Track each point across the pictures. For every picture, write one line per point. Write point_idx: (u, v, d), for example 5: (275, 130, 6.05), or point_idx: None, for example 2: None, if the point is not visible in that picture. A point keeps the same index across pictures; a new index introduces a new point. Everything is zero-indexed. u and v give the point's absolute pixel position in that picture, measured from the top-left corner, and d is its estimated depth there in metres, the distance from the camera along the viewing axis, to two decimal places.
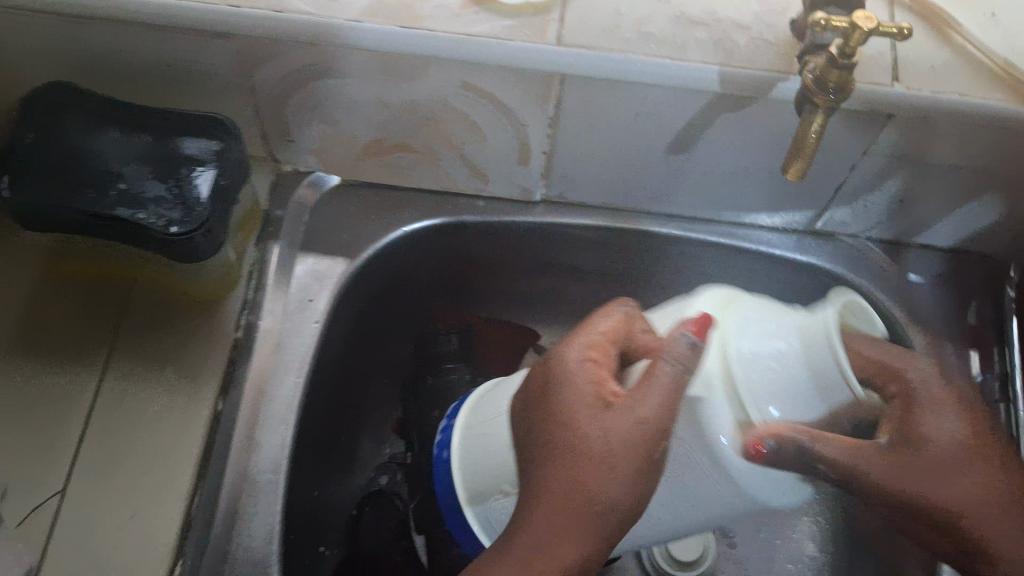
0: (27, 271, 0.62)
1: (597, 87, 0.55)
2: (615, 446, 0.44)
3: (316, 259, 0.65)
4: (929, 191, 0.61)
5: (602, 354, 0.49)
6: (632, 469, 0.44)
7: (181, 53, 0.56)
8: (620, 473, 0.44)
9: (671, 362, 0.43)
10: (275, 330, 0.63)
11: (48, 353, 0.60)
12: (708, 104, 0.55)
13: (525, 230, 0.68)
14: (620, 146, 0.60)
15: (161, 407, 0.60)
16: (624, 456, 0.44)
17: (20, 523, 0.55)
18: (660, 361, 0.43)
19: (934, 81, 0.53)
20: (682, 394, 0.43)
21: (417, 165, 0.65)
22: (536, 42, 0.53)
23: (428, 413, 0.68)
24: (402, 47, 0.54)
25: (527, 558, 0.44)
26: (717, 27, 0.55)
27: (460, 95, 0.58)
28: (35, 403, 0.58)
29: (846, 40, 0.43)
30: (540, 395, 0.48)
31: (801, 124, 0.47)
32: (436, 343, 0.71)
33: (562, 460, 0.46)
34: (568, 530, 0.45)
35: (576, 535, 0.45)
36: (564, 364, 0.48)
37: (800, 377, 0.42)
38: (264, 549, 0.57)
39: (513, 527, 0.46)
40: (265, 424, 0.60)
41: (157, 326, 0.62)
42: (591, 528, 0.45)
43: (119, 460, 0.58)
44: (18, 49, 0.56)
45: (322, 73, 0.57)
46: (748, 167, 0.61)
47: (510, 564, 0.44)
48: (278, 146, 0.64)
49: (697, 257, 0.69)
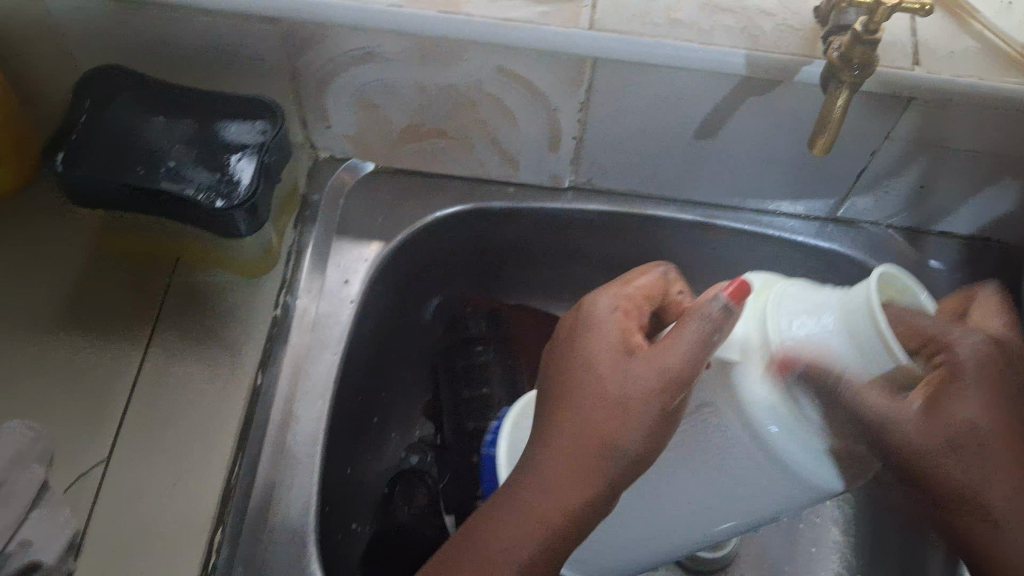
0: (78, 249, 0.65)
1: (628, 70, 0.57)
2: (633, 391, 0.45)
3: (351, 244, 0.68)
4: (948, 177, 0.63)
5: (634, 309, 0.50)
6: (649, 415, 0.45)
7: (229, 36, 0.59)
8: (632, 423, 0.45)
9: (702, 320, 0.43)
10: (312, 309, 0.66)
11: (97, 327, 0.62)
12: (734, 88, 0.57)
13: (553, 215, 0.70)
14: (648, 130, 0.62)
15: (204, 380, 0.61)
16: (644, 403, 0.45)
17: (67, 490, 0.56)
18: (692, 318, 0.43)
19: (955, 66, 0.55)
20: (710, 352, 0.43)
21: (451, 150, 0.67)
22: (569, 26, 0.55)
23: (457, 392, 0.71)
24: (441, 31, 0.56)
25: (542, 488, 0.47)
26: (744, 14, 0.57)
27: (494, 79, 0.60)
28: (82, 373, 0.60)
29: (872, 16, 0.45)
30: (572, 339, 0.50)
31: (827, 100, 0.49)
32: (465, 327, 0.74)
33: (582, 401, 0.47)
34: (577, 470, 0.46)
35: (583, 475, 0.46)
36: (593, 311, 0.50)
37: (835, 349, 0.40)
38: (300, 518, 0.60)
39: (528, 465, 0.48)
40: (303, 398, 0.63)
41: (199, 303, 0.64)
42: (600, 471, 0.46)
43: (163, 431, 0.59)
44: (78, 31, 0.60)
45: (363, 57, 0.59)
46: (773, 151, 0.63)
47: (527, 497, 0.47)
48: (317, 131, 0.67)
49: (720, 242, 0.71)
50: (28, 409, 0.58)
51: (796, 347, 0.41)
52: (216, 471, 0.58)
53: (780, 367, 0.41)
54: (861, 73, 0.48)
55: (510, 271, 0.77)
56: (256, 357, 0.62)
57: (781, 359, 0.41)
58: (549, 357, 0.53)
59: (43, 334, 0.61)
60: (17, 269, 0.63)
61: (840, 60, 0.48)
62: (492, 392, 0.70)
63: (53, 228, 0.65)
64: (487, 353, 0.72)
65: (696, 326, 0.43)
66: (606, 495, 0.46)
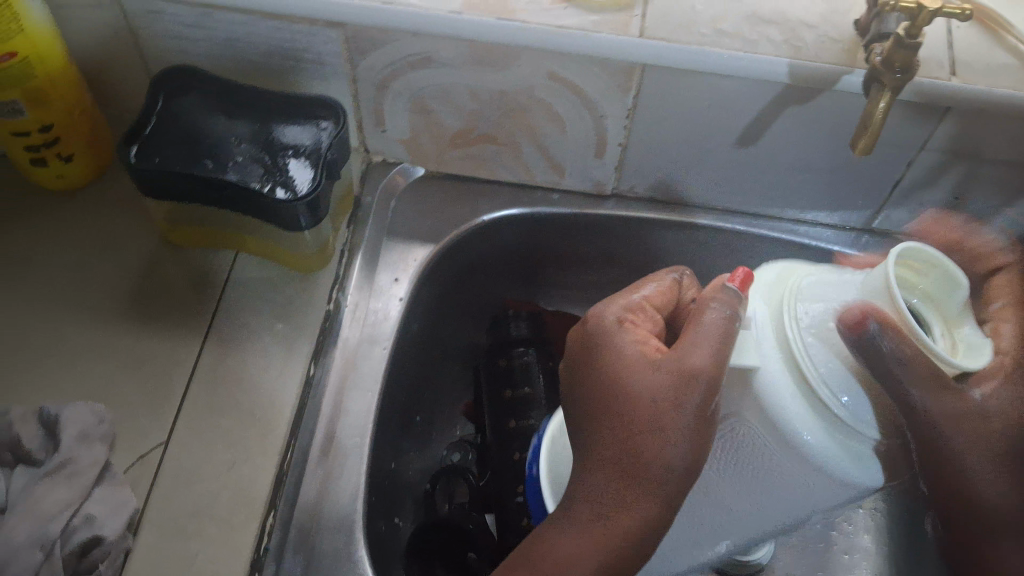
0: (144, 243, 0.68)
1: (675, 77, 0.60)
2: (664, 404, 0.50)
3: (402, 245, 0.71)
4: (982, 187, 0.65)
5: (640, 315, 0.56)
6: (688, 425, 0.49)
7: (296, 39, 0.62)
8: (674, 433, 0.49)
9: (719, 308, 0.50)
10: (361, 305, 0.68)
11: (158, 317, 0.65)
12: (776, 96, 0.60)
13: (596, 221, 0.73)
14: (691, 138, 0.65)
15: (259, 370, 0.63)
16: (679, 413, 0.49)
17: (128, 470, 0.58)
18: (705, 311, 0.50)
19: (990, 77, 0.57)
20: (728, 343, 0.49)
21: (499, 155, 0.70)
22: (620, 34, 0.58)
23: (499, 392, 0.72)
24: (496, 36, 0.59)
25: (592, 515, 0.50)
26: (787, 25, 0.59)
27: (546, 85, 0.62)
28: (143, 359, 0.63)
29: (914, 20, 0.48)
30: (589, 351, 0.54)
31: (869, 104, 0.51)
32: (508, 329, 0.75)
33: (614, 414, 0.51)
34: (632, 494, 0.50)
35: (639, 498, 0.50)
36: (603, 320, 0.54)
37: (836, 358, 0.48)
38: (350, 506, 0.60)
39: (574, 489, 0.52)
40: (353, 391, 0.64)
41: (256, 296, 0.67)
42: (654, 491, 0.50)
43: (219, 416, 0.61)
44: (154, 32, 0.64)
45: (421, 62, 0.62)
46: (810, 160, 0.65)
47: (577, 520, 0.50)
48: (372, 135, 0.70)
49: (757, 252, 0.74)
50: (91, 392, 0.61)
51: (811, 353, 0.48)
52: (270, 455, 0.59)
53: (858, 324, 0.49)
54: (903, 77, 0.50)
55: (551, 275, 0.79)
56: (310, 346, 0.65)
57: (804, 363, 0.47)
58: (568, 369, 0.57)
59: (108, 321, 0.64)
60: (86, 262, 0.67)
61: (883, 63, 0.50)
62: (530, 395, 0.71)
63: (120, 225, 0.69)
64: (528, 354, 0.73)
65: (717, 313, 0.50)
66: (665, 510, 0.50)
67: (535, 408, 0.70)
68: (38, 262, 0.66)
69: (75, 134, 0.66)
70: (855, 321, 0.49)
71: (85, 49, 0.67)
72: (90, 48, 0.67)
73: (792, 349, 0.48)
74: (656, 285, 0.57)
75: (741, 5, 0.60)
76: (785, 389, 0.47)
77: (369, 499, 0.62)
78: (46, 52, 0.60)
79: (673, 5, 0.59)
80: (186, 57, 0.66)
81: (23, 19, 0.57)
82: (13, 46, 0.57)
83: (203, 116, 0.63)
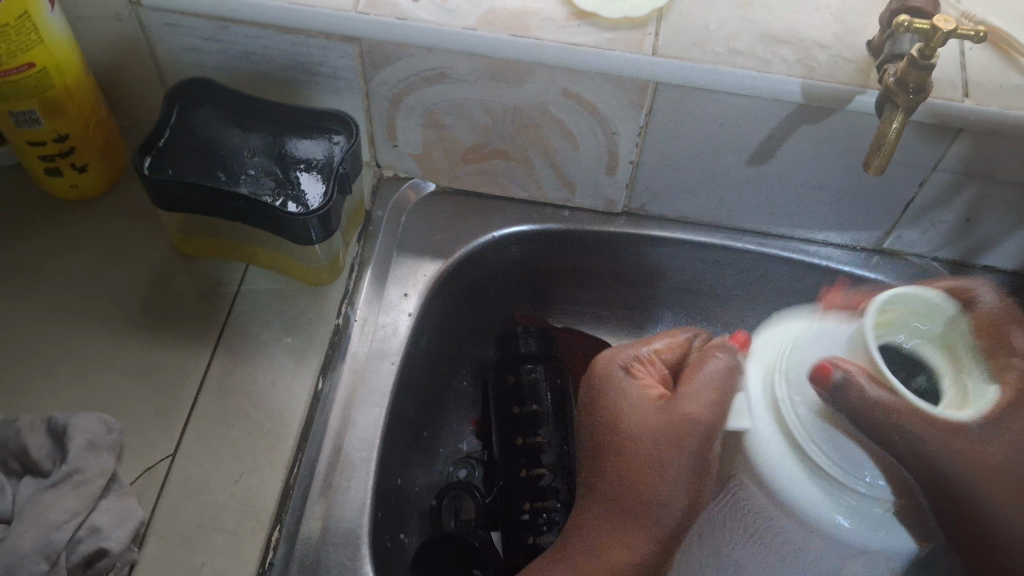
0: (156, 254, 0.69)
1: (688, 95, 0.60)
2: (655, 446, 0.64)
3: (412, 259, 0.71)
4: (994, 209, 0.65)
5: (647, 366, 0.70)
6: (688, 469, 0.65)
7: (311, 52, 0.62)
8: (669, 476, 0.64)
9: (721, 361, 0.68)
10: (370, 319, 0.68)
11: (168, 329, 0.65)
12: (789, 115, 0.60)
13: (607, 239, 0.73)
14: (703, 156, 0.65)
15: (267, 382, 0.63)
16: (677, 457, 0.64)
17: (135, 481, 0.58)
18: (710, 364, 0.67)
19: (1004, 98, 0.57)
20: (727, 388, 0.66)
21: (511, 171, 0.70)
22: (634, 51, 0.58)
23: (507, 409, 0.71)
24: (510, 52, 0.59)
25: (581, 559, 0.61)
26: (801, 45, 0.59)
27: (559, 102, 0.63)
28: (153, 371, 0.63)
29: (928, 41, 0.48)
30: (601, 398, 0.68)
31: (881, 124, 0.51)
32: (517, 344, 0.73)
33: (613, 457, 0.65)
34: (622, 533, 0.62)
35: (632, 533, 0.62)
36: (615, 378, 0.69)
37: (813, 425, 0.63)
38: (356, 521, 0.59)
39: (570, 531, 0.64)
40: (361, 405, 0.64)
41: (266, 308, 0.67)
42: (644, 530, 0.62)
43: (227, 428, 0.61)
44: (170, 44, 0.64)
45: (436, 77, 0.62)
46: (822, 179, 0.65)
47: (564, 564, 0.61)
48: (385, 149, 0.70)
49: (767, 271, 0.74)
50: (100, 402, 0.61)
51: (795, 418, 0.64)
52: (277, 468, 0.59)
53: (826, 375, 0.64)
54: (917, 97, 0.50)
55: (562, 291, 0.79)
56: (319, 359, 0.65)
57: (795, 426, 0.64)
58: (584, 403, 0.70)
59: (118, 331, 0.64)
60: (98, 272, 0.67)
61: (896, 83, 0.50)
62: (542, 417, 0.70)
63: (132, 236, 0.69)
64: (536, 369, 0.72)
65: (718, 364, 0.68)
66: (654, 556, 0.63)
67: (547, 426, 0.69)
68: (49, 271, 0.67)
69: (90, 143, 0.66)
70: (822, 374, 0.64)
71: (101, 58, 0.67)
72: (106, 57, 0.67)
73: (780, 402, 0.64)
74: (668, 340, 0.71)
75: (755, 23, 0.60)
76: (773, 441, 0.65)
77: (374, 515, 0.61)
78: (63, 62, 0.60)
79: (687, 23, 0.60)
80: (201, 69, 0.66)
81: (42, 30, 0.57)
82: (31, 56, 0.57)
83: (217, 129, 0.63)
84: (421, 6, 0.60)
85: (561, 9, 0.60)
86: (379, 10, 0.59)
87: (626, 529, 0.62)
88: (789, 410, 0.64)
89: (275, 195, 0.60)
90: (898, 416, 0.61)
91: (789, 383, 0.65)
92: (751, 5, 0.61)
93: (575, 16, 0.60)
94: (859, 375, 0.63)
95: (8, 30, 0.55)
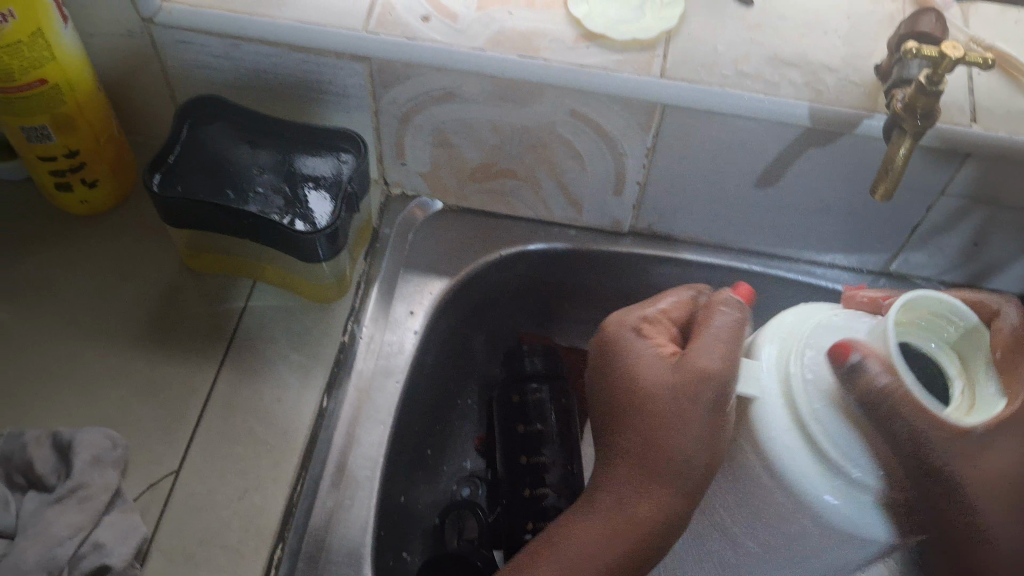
0: (163, 270, 0.69)
1: (696, 117, 0.60)
2: (675, 401, 0.59)
3: (417, 277, 0.71)
4: (1001, 233, 0.65)
5: (657, 323, 0.65)
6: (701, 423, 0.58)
7: (323, 71, 0.63)
8: (690, 427, 0.58)
9: (728, 313, 0.61)
10: (377, 337, 0.68)
11: (175, 344, 0.65)
12: (797, 139, 0.60)
13: (614, 258, 0.73)
14: (710, 178, 0.65)
15: (273, 399, 0.63)
16: (695, 406, 0.58)
17: (139, 497, 0.58)
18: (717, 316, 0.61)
19: (1011, 124, 0.57)
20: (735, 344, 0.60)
21: (519, 190, 0.71)
22: (641, 74, 0.58)
23: (512, 427, 0.72)
24: (518, 73, 0.59)
25: (608, 515, 0.58)
26: (809, 68, 0.59)
27: (567, 122, 0.63)
28: (159, 386, 0.63)
29: (936, 67, 0.48)
30: (615, 368, 0.63)
31: (889, 149, 0.51)
32: (522, 364, 0.74)
33: (634, 417, 0.60)
34: (649, 489, 0.59)
35: (654, 495, 0.58)
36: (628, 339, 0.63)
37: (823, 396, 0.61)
38: (360, 538, 0.59)
39: (592, 495, 0.60)
40: (365, 423, 0.64)
41: (272, 324, 0.67)
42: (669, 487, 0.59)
43: (232, 444, 0.61)
44: (182, 61, 0.65)
45: (444, 96, 0.63)
46: (829, 202, 0.65)
47: (591, 523, 0.58)
48: (393, 167, 0.71)
49: (774, 293, 0.74)
50: (107, 418, 0.61)
51: (804, 392, 0.61)
52: (281, 486, 0.59)
53: (842, 355, 0.62)
54: (925, 122, 0.50)
55: (565, 311, 0.79)
56: (326, 377, 0.65)
57: (801, 395, 0.61)
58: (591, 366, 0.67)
59: (125, 346, 0.64)
60: (106, 287, 0.67)
61: (904, 108, 0.50)
62: (546, 438, 0.70)
63: (140, 251, 0.70)
64: (542, 389, 0.73)
65: (723, 320, 0.61)
66: (678, 502, 0.59)
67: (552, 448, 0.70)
68: (58, 286, 0.67)
69: (100, 161, 0.67)
70: (840, 353, 0.62)
71: (113, 75, 0.68)
72: (118, 74, 0.68)
73: (789, 379, 0.61)
74: (674, 299, 0.66)
75: (763, 46, 0.60)
76: (781, 423, 0.61)
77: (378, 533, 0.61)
78: (75, 80, 0.61)
79: (695, 46, 0.60)
80: (212, 86, 0.67)
81: (54, 47, 0.58)
82: (42, 73, 0.58)
83: (227, 146, 0.64)
84: (430, 25, 0.60)
85: (569, 31, 0.60)
86: (390, 29, 0.60)
87: (649, 492, 0.59)
88: (801, 385, 0.61)
89: (283, 212, 0.61)
90: (902, 407, 0.60)
91: (803, 358, 0.62)
92: (759, 27, 0.61)
93: (583, 38, 0.60)
94: (880, 369, 0.60)
95: (20, 47, 0.55)
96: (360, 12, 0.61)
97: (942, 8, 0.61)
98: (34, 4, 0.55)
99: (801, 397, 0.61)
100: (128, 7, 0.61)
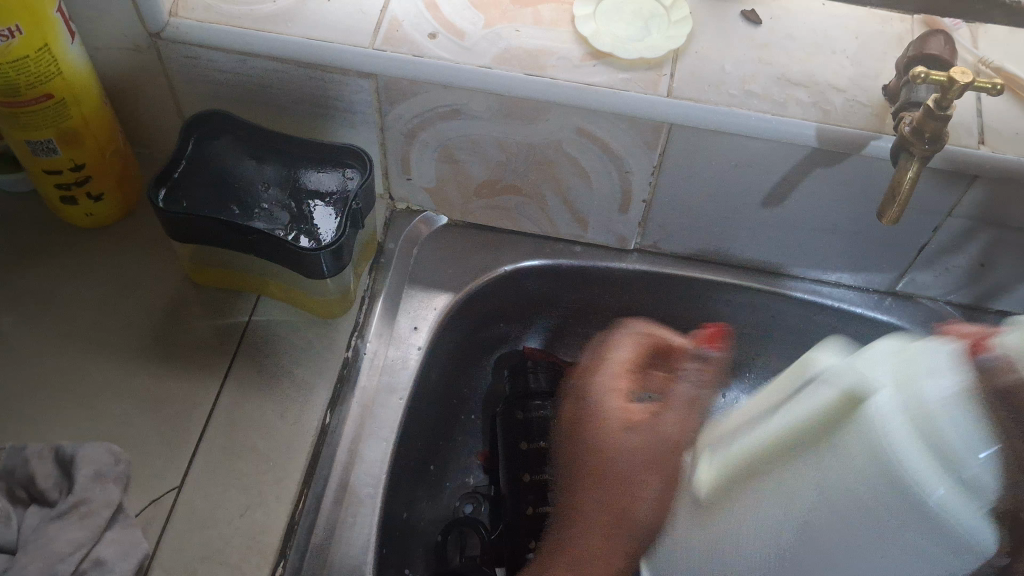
0: (168, 283, 0.69)
1: (701, 136, 0.60)
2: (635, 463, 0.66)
3: (421, 293, 0.71)
4: (1008, 255, 0.65)
5: (626, 376, 0.71)
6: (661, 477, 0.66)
7: (329, 87, 0.63)
8: (642, 487, 0.66)
9: (683, 387, 0.71)
10: (381, 352, 0.68)
11: (178, 359, 0.65)
12: (804, 159, 0.60)
13: (618, 275, 0.73)
14: (715, 196, 0.65)
15: (276, 415, 0.63)
16: (648, 476, 0.66)
17: (140, 513, 0.58)
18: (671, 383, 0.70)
19: (1018, 146, 0.57)
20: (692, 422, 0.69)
21: (524, 207, 0.70)
22: (648, 93, 0.58)
23: (515, 445, 0.70)
24: (525, 91, 0.59)
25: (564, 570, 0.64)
26: (816, 88, 0.59)
27: (573, 140, 0.63)
28: (161, 401, 0.63)
29: (944, 93, 0.48)
30: (568, 429, 0.69)
31: (896, 171, 0.51)
32: (527, 380, 0.73)
33: (597, 481, 0.67)
34: (603, 545, 0.65)
35: (608, 550, 0.65)
36: (593, 393, 0.71)
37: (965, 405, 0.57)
38: (361, 556, 0.59)
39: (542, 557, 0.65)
40: (368, 441, 0.64)
41: (276, 339, 0.67)
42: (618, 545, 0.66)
43: (233, 460, 0.61)
44: (188, 76, 0.65)
45: (450, 113, 0.63)
46: (836, 222, 0.65)
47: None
48: (398, 182, 0.71)
49: (780, 312, 0.73)
50: (109, 433, 0.61)
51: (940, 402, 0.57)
52: (283, 503, 0.59)
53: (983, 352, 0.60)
54: (931, 147, 0.50)
55: (572, 327, 0.78)
56: (329, 393, 0.64)
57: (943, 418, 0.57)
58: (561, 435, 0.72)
59: (128, 361, 0.64)
60: (109, 301, 0.67)
61: (910, 133, 0.50)
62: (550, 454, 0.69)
63: (144, 265, 0.69)
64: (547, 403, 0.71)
65: (687, 385, 0.72)
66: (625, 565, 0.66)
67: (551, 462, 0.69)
68: (62, 299, 0.67)
69: (106, 174, 0.67)
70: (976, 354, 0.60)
71: (119, 88, 0.68)
72: (124, 87, 0.67)
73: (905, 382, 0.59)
74: (627, 348, 0.74)
75: (771, 66, 0.60)
76: (894, 418, 0.57)
77: (379, 551, 0.61)
78: (81, 94, 0.61)
79: (702, 65, 0.60)
80: (218, 101, 0.67)
81: (61, 61, 0.58)
82: (48, 87, 0.58)
83: (234, 162, 0.64)
84: (437, 43, 0.60)
85: (576, 49, 0.60)
86: (396, 46, 0.60)
87: (607, 542, 0.65)
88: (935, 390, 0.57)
89: (289, 229, 0.61)
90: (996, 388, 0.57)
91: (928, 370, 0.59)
92: (767, 46, 0.61)
93: (590, 57, 0.60)
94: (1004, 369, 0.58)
95: (27, 61, 0.55)
96: (368, 29, 0.61)
97: (951, 30, 0.61)
98: (42, 20, 0.55)
99: (879, 429, 0.58)
100: (136, 22, 0.61)
